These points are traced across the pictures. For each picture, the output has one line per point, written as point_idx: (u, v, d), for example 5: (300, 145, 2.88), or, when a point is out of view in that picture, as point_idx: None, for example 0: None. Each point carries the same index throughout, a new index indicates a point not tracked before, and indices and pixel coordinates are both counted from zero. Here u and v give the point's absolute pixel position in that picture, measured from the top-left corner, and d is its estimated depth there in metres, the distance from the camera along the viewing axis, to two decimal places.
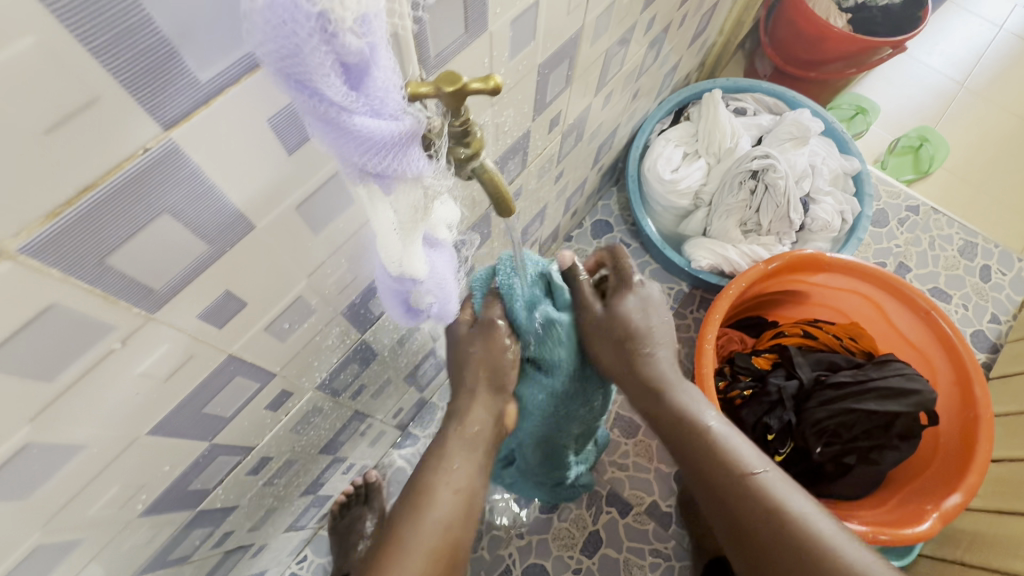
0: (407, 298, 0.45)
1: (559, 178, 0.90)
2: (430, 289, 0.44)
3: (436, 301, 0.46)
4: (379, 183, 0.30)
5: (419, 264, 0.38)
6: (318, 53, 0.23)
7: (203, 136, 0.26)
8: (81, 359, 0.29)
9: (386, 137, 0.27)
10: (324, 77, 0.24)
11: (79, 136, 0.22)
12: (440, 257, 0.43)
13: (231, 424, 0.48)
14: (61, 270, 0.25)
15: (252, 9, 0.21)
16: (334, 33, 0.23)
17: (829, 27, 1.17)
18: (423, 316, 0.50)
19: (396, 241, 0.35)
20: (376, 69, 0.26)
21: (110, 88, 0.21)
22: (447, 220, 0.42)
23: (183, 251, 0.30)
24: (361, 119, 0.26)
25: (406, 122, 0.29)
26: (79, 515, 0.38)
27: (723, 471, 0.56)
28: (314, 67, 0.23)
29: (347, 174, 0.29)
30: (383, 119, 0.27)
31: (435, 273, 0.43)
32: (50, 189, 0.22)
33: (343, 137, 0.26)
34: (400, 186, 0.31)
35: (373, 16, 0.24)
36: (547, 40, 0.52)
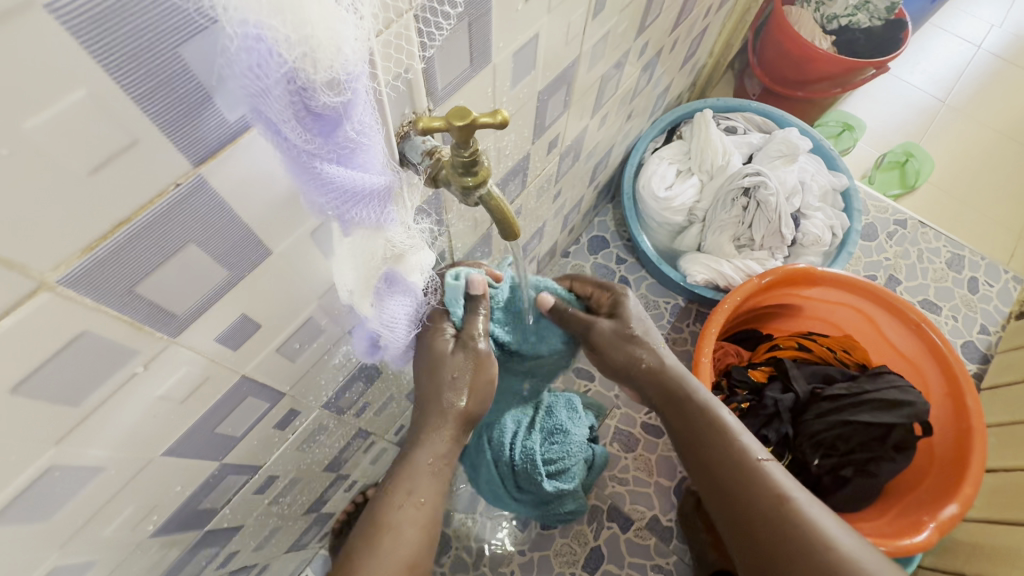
0: (370, 332, 0.47)
1: (557, 197, 0.92)
2: (384, 328, 0.45)
3: (394, 342, 0.48)
4: (339, 223, 0.32)
5: (367, 302, 0.41)
6: (284, 104, 0.24)
7: (228, 170, 0.28)
8: (106, 383, 0.30)
9: (347, 182, 0.29)
10: (288, 124, 0.25)
11: (119, 176, 0.23)
12: (404, 304, 0.45)
13: (241, 444, 0.49)
14: (94, 299, 0.26)
15: (229, 53, 0.22)
16: (306, 89, 0.24)
17: (815, 49, 1.21)
18: (382, 354, 0.52)
19: (350, 279, 0.39)
20: (348, 122, 0.27)
21: (149, 131, 0.23)
22: (416, 271, 0.43)
23: (205, 277, 0.31)
24: (322, 163, 0.27)
25: (366, 169, 0.30)
26: (96, 535, 0.39)
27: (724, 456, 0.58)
28: (279, 115, 0.24)
29: (308, 207, 0.30)
30: (345, 164, 0.28)
31: (387, 318, 0.44)
32: (90, 224, 0.23)
33: (302, 175, 0.28)
34: (358, 230, 0.34)
35: (352, 77, 0.25)
36: (546, 69, 0.55)
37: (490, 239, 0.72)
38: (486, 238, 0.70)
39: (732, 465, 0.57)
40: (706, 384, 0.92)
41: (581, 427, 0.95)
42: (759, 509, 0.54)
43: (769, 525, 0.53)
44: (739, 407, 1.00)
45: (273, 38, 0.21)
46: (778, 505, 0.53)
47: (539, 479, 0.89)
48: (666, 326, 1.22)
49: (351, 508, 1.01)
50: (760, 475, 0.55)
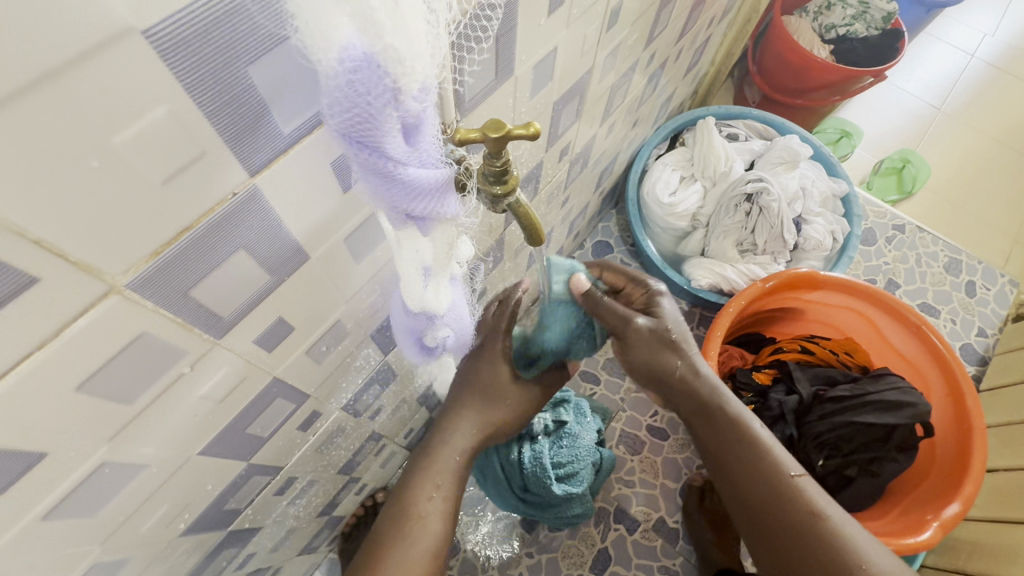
0: (421, 336, 0.48)
1: (565, 203, 0.94)
2: (448, 323, 0.46)
3: (452, 334, 0.49)
4: (419, 226, 0.34)
5: (443, 298, 0.42)
6: (387, 119, 0.26)
7: (277, 180, 0.29)
8: (156, 383, 0.31)
9: (430, 186, 0.31)
10: (388, 137, 0.27)
11: (185, 185, 0.25)
12: (458, 291, 0.46)
13: (267, 444, 0.50)
14: (154, 301, 0.27)
15: (334, 78, 0.24)
16: (402, 101, 0.26)
17: (814, 58, 1.24)
18: (438, 352, 0.52)
19: (422, 281, 0.40)
20: (425, 128, 0.29)
21: (215, 144, 0.24)
22: (463, 256, 0.44)
23: (251, 281, 0.33)
24: (411, 170, 0.30)
25: (443, 170, 0.32)
26: (133, 533, 0.40)
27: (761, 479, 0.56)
28: (382, 131, 0.26)
29: (387, 214, 0.33)
30: (427, 168, 0.31)
31: (454, 309, 0.45)
32: (157, 232, 0.25)
33: (391, 186, 0.30)
34: (438, 226, 0.35)
35: (432, 87, 0.27)
36: (562, 80, 0.56)
37: (502, 245, 0.73)
38: (499, 243, 0.71)
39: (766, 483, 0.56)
40: None
41: (589, 431, 0.97)
42: (790, 527, 0.55)
43: (801, 543, 0.54)
44: None
45: (377, 57, 0.23)
46: (810, 522, 0.54)
47: (549, 482, 0.91)
48: None
49: (360, 511, 1.02)
50: (794, 496, 0.55)
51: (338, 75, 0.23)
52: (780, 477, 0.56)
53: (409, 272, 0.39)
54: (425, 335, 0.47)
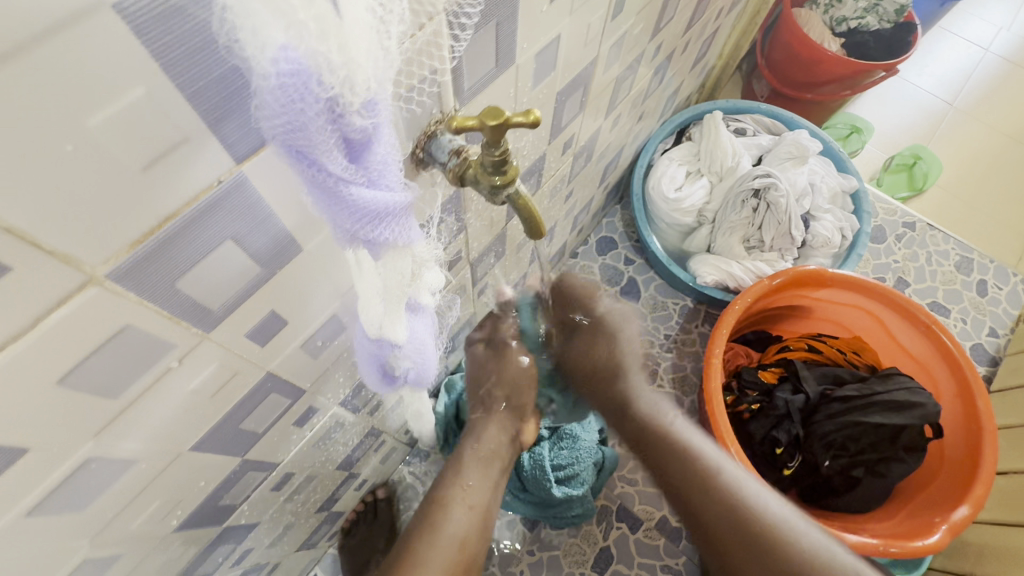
0: (383, 364, 0.46)
1: (569, 197, 0.93)
2: (408, 354, 0.45)
3: (414, 365, 0.48)
4: (369, 249, 0.32)
5: (400, 329, 0.41)
6: (323, 132, 0.25)
7: (266, 168, 0.28)
8: (142, 378, 0.31)
9: (381, 206, 0.29)
10: (327, 151, 0.25)
11: (168, 171, 0.24)
12: (422, 323, 0.45)
13: (263, 440, 0.49)
14: (138, 293, 0.26)
15: (263, 87, 0.22)
16: (341, 113, 0.25)
17: (825, 51, 1.21)
18: (400, 381, 0.51)
19: (379, 308, 0.39)
20: (375, 145, 0.28)
21: (197, 129, 0.23)
22: (431, 285, 0.44)
23: (240, 274, 0.32)
24: (357, 190, 0.28)
25: (399, 193, 0.30)
26: (124, 529, 0.40)
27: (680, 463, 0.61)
28: (319, 144, 0.25)
29: (337, 238, 0.30)
30: (379, 189, 0.29)
31: (416, 340, 0.44)
32: (139, 220, 0.24)
33: (337, 205, 0.28)
34: (388, 252, 0.33)
35: (376, 100, 0.27)
36: (565, 69, 0.55)
37: (504, 239, 0.72)
38: (500, 237, 0.70)
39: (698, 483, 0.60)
40: (716, 384, 0.92)
41: (591, 433, 0.95)
42: (733, 529, 0.56)
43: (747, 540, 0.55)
44: (749, 408, 1.01)
45: (311, 66, 0.22)
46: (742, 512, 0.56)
47: (549, 486, 0.91)
48: (675, 327, 1.23)
49: (360, 506, 1.01)
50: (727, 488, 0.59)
51: (269, 81, 0.22)
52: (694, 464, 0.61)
53: (368, 298, 0.38)
54: (388, 364, 0.46)
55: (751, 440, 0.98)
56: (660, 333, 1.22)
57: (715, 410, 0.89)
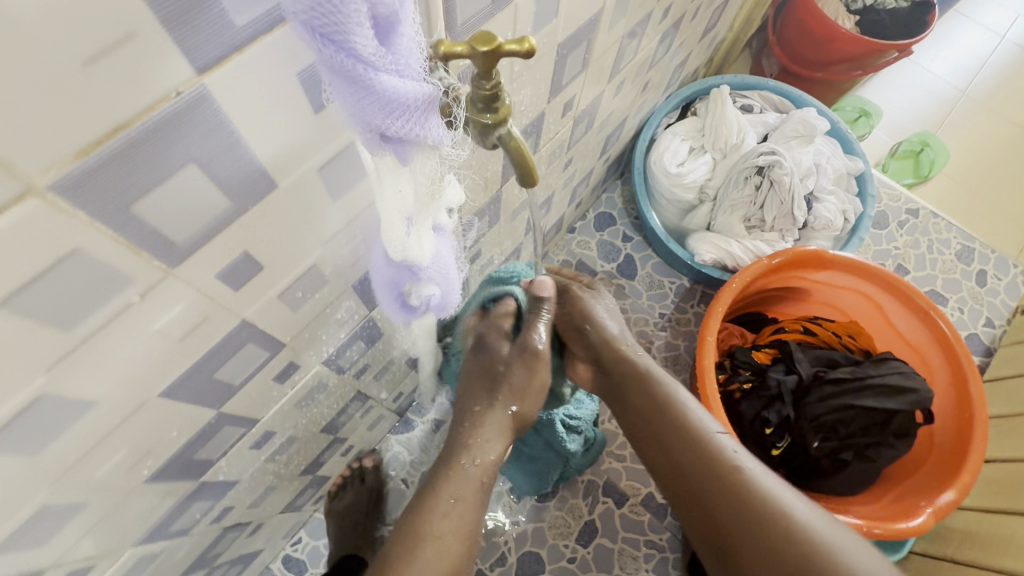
0: (404, 292, 0.45)
1: (568, 166, 0.90)
2: (432, 278, 0.44)
3: (437, 292, 0.46)
4: (395, 151, 0.31)
5: (425, 248, 0.40)
6: (354, 4, 0.23)
7: (232, 86, 0.26)
8: (100, 311, 0.29)
9: (408, 98, 0.28)
10: (358, 31, 0.24)
11: (118, 71, 0.21)
12: (444, 244, 0.43)
13: (239, 394, 0.48)
14: (87, 212, 0.24)
15: None
16: None
17: (837, 28, 1.18)
18: (421, 312, 0.49)
19: (403, 227, 0.37)
20: (401, 25, 0.26)
21: (149, 25, 0.21)
22: (453, 201, 0.41)
23: (207, 205, 0.30)
24: (387, 78, 0.26)
25: (425, 87, 0.29)
26: (87, 476, 0.38)
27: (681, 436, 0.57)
28: (349, 19, 0.23)
29: (365, 140, 0.29)
30: (406, 80, 0.28)
31: (439, 262, 0.43)
32: (81, 128, 0.22)
33: (366, 97, 0.26)
34: (417, 155, 0.32)
35: None
36: (568, 20, 0.52)
37: (499, 202, 0.70)
38: (495, 199, 0.68)
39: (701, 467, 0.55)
40: (709, 364, 0.91)
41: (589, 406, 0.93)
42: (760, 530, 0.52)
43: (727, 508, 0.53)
44: (741, 387, 1.00)
45: None
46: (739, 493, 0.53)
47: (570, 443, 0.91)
48: (670, 306, 1.21)
49: (346, 472, 0.99)
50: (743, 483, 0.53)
51: None
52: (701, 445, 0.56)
53: (392, 218, 0.36)
54: (408, 289, 0.45)
55: (742, 420, 0.97)
56: (655, 312, 1.21)
57: (708, 389, 0.89)
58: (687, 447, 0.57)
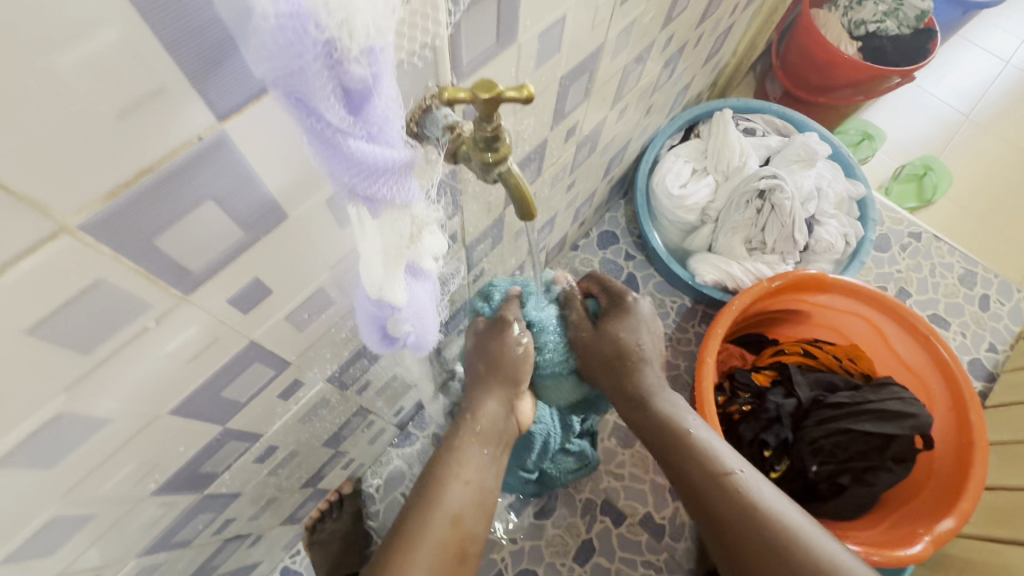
0: (384, 325, 0.45)
1: (571, 187, 0.91)
2: (408, 317, 0.44)
3: (413, 330, 0.47)
4: (368, 206, 0.32)
5: (400, 291, 0.39)
6: (317, 77, 0.24)
7: (249, 129, 0.28)
8: (117, 335, 0.30)
9: (376, 162, 0.29)
10: (322, 102, 0.25)
11: (147, 120, 0.23)
12: (423, 287, 0.44)
13: (245, 410, 0.49)
14: (111, 247, 0.26)
15: (259, 30, 0.22)
16: (339, 60, 0.24)
17: (840, 54, 1.19)
18: (400, 344, 0.50)
19: (379, 269, 0.37)
20: (377, 98, 0.27)
21: (175, 79, 0.23)
22: (435, 250, 0.41)
23: (222, 237, 0.31)
24: (355, 144, 0.27)
25: (399, 151, 0.30)
26: (96, 489, 0.40)
27: (686, 458, 0.61)
28: (313, 90, 0.24)
29: (337, 191, 0.30)
30: (378, 145, 0.29)
31: (415, 302, 0.43)
32: (111, 172, 0.23)
33: (334, 156, 0.27)
34: (388, 210, 0.33)
35: (379, 48, 0.25)
36: (570, 53, 0.54)
37: (502, 224, 0.72)
38: (498, 221, 0.70)
39: (713, 489, 0.59)
40: (708, 384, 0.92)
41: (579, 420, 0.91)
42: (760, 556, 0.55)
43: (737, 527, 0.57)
44: (740, 409, 1.00)
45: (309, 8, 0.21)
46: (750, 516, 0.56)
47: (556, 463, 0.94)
48: (671, 325, 1.22)
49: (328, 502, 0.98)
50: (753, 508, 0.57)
51: (265, 22, 0.22)
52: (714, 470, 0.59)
53: (370, 254, 0.35)
54: (387, 326, 0.45)
55: (740, 441, 0.97)
56: None
57: (707, 411, 0.89)
58: (695, 468, 0.60)
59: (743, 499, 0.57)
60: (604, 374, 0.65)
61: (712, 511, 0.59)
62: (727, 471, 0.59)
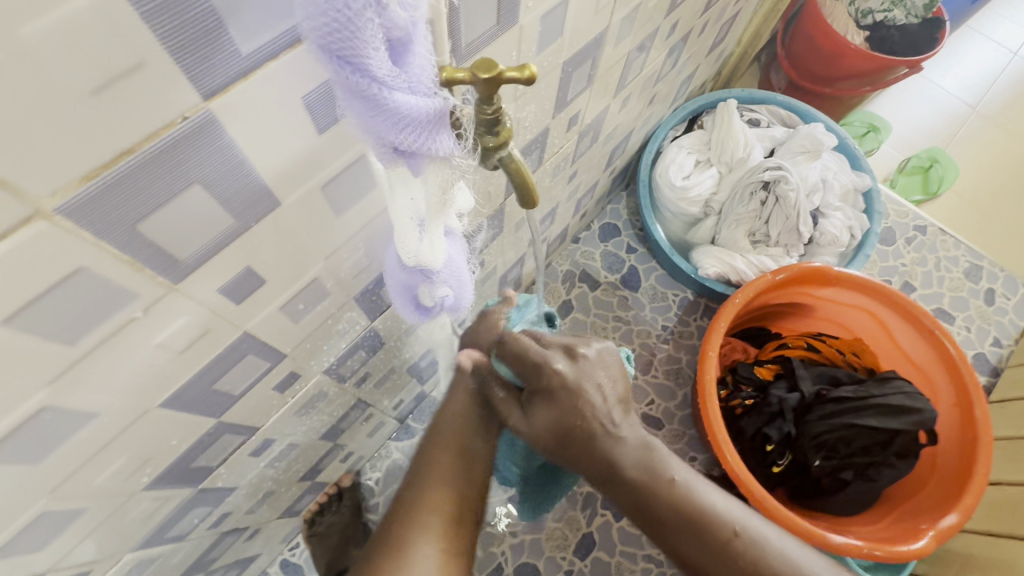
0: (418, 294, 0.45)
1: (573, 178, 0.90)
2: (444, 280, 0.43)
3: (451, 293, 0.46)
4: (409, 165, 0.31)
5: (438, 251, 0.39)
6: (368, 26, 0.23)
7: (237, 110, 0.26)
8: (103, 326, 0.29)
9: (422, 117, 0.28)
10: (370, 51, 0.24)
11: (126, 98, 0.22)
12: (456, 249, 0.43)
13: (239, 403, 0.48)
14: (91, 233, 0.25)
15: None
16: (384, 5, 0.23)
17: (847, 44, 1.17)
18: (436, 311, 0.48)
19: (415, 233, 0.37)
20: (415, 46, 0.27)
21: (155, 53, 0.22)
22: (463, 206, 0.41)
23: (210, 224, 0.30)
24: (401, 97, 0.26)
25: (441, 104, 0.29)
26: (86, 484, 0.39)
27: (681, 524, 0.52)
28: (363, 40, 0.23)
29: (379, 154, 0.30)
30: (420, 99, 0.28)
31: (451, 263, 0.43)
32: (88, 153, 0.22)
33: (380, 114, 0.27)
34: (430, 166, 0.31)
35: None
36: (573, 38, 0.53)
37: (502, 215, 0.70)
38: (499, 212, 0.68)
39: (713, 551, 0.52)
40: (710, 377, 0.91)
41: None
42: None
43: None
44: (743, 403, 1.00)
45: None
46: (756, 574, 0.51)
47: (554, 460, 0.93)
48: (673, 319, 1.21)
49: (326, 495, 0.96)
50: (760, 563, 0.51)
51: None
52: (713, 533, 0.52)
53: (403, 220, 0.35)
54: (423, 293, 0.44)
55: (742, 436, 0.97)
56: (658, 324, 1.21)
57: (709, 405, 0.88)
58: (691, 536, 0.52)
59: (747, 559, 0.51)
60: (572, 436, 0.53)
61: (713, 571, 0.52)
62: (727, 533, 0.52)
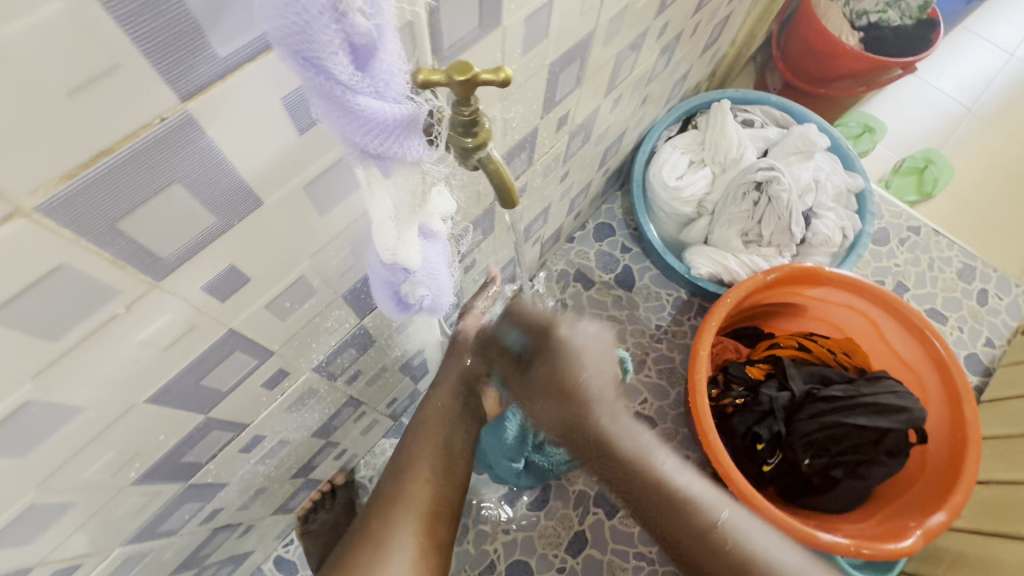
0: (398, 291, 0.45)
1: (565, 177, 0.90)
2: (423, 280, 0.44)
3: (429, 293, 0.47)
4: (379, 165, 0.32)
5: (414, 253, 0.39)
6: (325, 30, 0.24)
7: (215, 111, 0.27)
8: (86, 322, 0.30)
9: (388, 119, 0.29)
10: (331, 55, 0.25)
11: (104, 99, 0.23)
12: (436, 250, 0.44)
13: (228, 399, 0.49)
14: (72, 230, 0.25)
15: None
16: (344, 12, 0.24)
17: (840, 44, 1.18)
18: (415, 310, 0.49)
19: (392, 230, 0.36)
20: (382, 52, 0.27)
21: (132, 56, 0.22)
22: (444, 210, 0.42)
23: (191, 222, 0.31)
24: (365, 100, 0.27)
25: (409, 108, 0.30)
26: (74, 477, 0.39)
27: (645, 478, 0.61)
28: (321, 45, 0.24)
29: (348, 155, 0.30)
30: (387, 102, 0.29)
31: (429, 263, 0.43)
32: (67, 153, 0.23)
33: (346, 116, 0.27)
34: (399, 169, 0.33)
35: None
36: (559, 40, 0.53)
37: (492, 214, 0.71)
38: (489, 211, 0.69)
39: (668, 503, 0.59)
40: (702, 377, 0.91)
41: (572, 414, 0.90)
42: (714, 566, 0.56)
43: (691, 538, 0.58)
44: (733, 403, 1.00)
45: None
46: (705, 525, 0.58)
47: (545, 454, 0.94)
48: (667, 318, 1.22)
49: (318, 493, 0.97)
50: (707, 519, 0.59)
51: None
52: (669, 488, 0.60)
53: (380, 218, 0.35)
54: (403, 290, 0.45)
55: (732, 434, 0.97)
56: (652, 323, 1.21)
57: (699, 404, 0.88)
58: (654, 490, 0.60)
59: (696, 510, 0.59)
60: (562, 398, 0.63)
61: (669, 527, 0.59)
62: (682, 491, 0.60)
